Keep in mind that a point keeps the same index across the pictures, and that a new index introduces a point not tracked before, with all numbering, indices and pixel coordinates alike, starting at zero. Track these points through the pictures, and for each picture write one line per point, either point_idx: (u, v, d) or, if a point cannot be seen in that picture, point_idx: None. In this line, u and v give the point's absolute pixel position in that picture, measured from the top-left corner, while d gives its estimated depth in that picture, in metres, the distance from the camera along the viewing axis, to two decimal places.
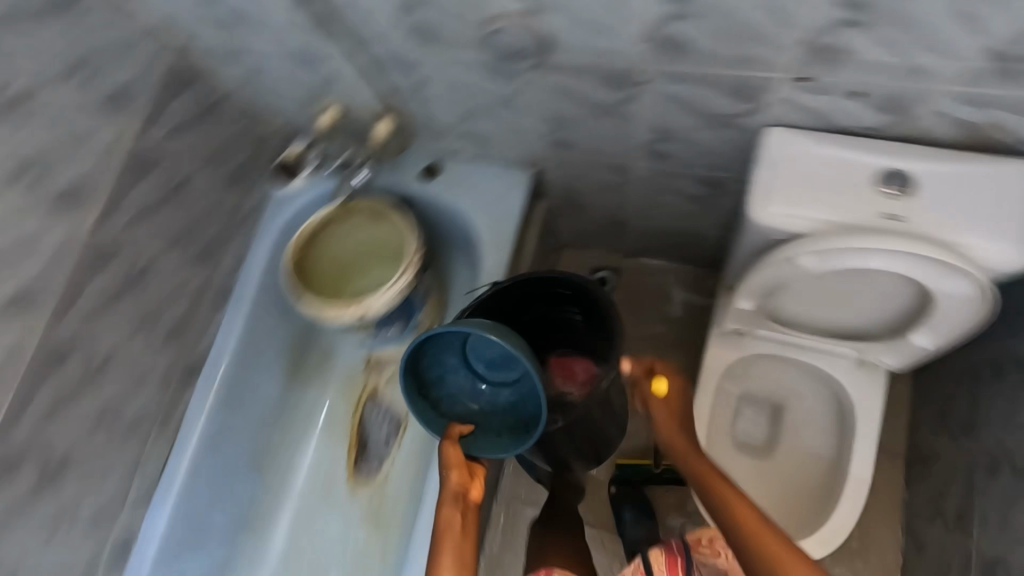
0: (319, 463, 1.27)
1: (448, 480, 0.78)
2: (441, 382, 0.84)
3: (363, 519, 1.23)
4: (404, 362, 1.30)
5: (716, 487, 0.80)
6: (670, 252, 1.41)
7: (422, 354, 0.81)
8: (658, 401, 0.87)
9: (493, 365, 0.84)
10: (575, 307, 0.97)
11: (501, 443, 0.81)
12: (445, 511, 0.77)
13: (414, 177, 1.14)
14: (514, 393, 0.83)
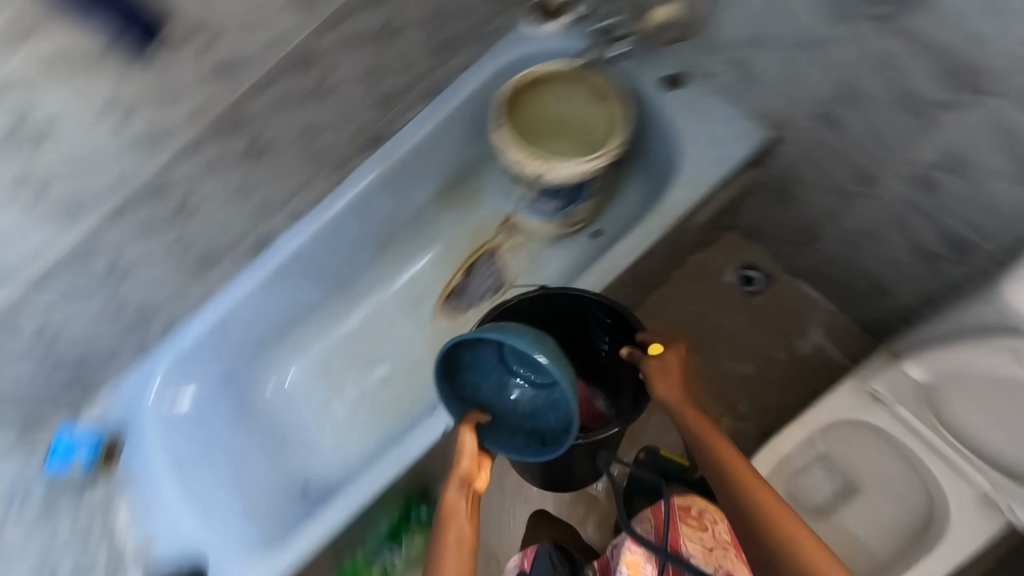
0: (421, 276, 1.40)
1: (460, 465, 0.83)
2: (476, 368, 0.94)
3: (430, 341, 1.36)
4: (534, 239, 1.36)
5: (710, 446, 0.86)
6: (838, 295, 1.31)
7: (464, 344, 0.91)
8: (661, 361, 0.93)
9: (527, 368, 0.94)
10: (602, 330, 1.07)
11: (514, 443, 0.91)
12: (449, 499, 0.82)
13: (652, 81, 1.11)
14: (540, 398, 0.94)
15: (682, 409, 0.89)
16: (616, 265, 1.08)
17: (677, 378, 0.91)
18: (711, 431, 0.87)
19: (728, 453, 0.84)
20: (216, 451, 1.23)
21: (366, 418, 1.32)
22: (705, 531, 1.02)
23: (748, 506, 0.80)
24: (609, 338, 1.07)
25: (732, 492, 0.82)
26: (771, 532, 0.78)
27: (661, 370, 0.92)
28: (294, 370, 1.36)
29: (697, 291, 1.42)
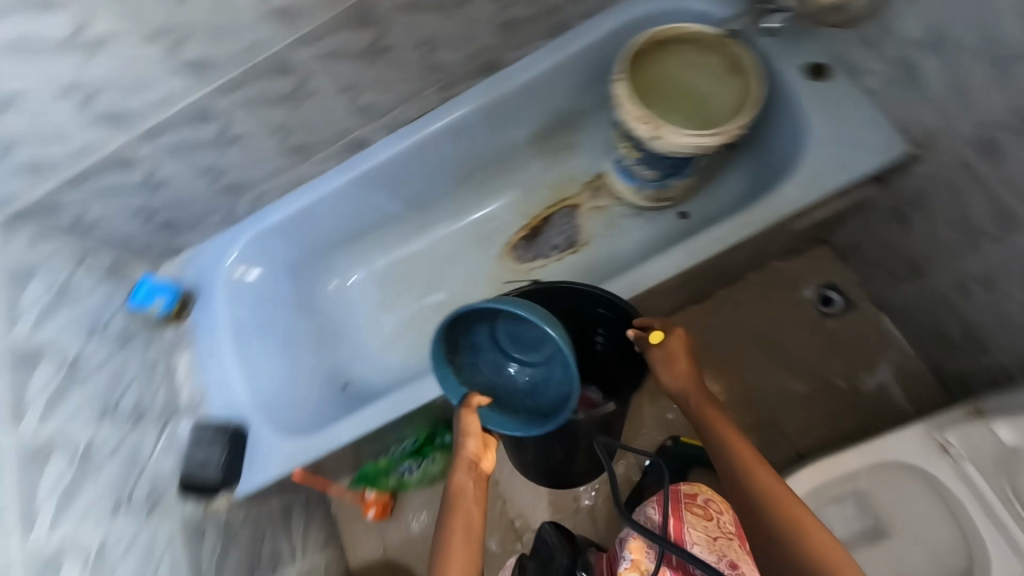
0: (496, 215, 1.41)
1: (466, 446, 0.82)
2: (473, 350, 0.92)
3: (490, 282, 1.37)
4: (616, 206, 1.34)
5: (708, 421, 0.90)
6: (921, 338, 1.23)
7: (457, 323, 0.89)
8: (660, 346, 0.98)
9: (521, 345, 0.92)
10: (602, 325, 1.10)
11: (517, 420, 0.88)
12: (458, 480, 0.81)
13: (796, 66, 1.03)
14: (536, 374, 0.93)
15: (687, 391, 0.94)
16: (705, 249, 1.03)
17: (682, 363, 0.96)
18: (712, 408, 0.91)
19: (727, 427, 0.88)
20: (274, 331, 1.28)
21: (412, 338, 1.36)
22: (711, 521, 0.97)
23: (739, 472, 0.82)
24: (609, 332, 1.10)
25: (725, 457, 0.84)
26: (761, 498, 0.78)
27: (666, 356, 0.97)
28: (355, 277, 1.42)
29: (770, 298, 1.36)
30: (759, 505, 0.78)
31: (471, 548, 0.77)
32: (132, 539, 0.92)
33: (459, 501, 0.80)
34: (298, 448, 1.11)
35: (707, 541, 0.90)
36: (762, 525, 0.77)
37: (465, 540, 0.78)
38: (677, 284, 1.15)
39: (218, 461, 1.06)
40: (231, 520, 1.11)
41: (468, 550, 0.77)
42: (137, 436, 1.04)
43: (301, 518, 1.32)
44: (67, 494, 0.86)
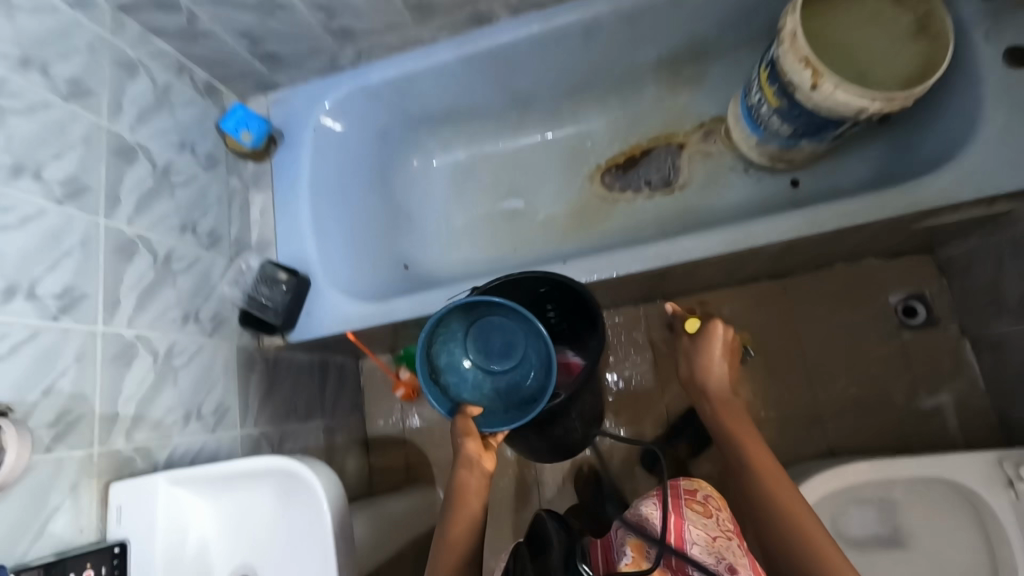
0: (595, 134, 1.34)
1: (466, 446, 0.81)
2: (453, 369, 0.89)
3: (571, 202, 1.32)
4: (723, 155, 1.26)
5: (730, 427, 0.85)
6: (998, 377, 1.16)
7: (434, 341, 0.88)
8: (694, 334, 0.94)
9: (493, 353, 0.91)
10: (550, 297, 1.00)
11: (505, 417, 0.87)
12: (459, 476, 0.81)
13: (995, 49, 0.90)
14: (514, 377, 0.90)
15: (713, 391, 0.89)
16: (823, 222, 0.95)
17: (721, 357, 0.90)
18: (737, 414, 0.87)
19: (750, 435, 0.83)
20: (350, 194, 1.25)
21: (479, 238, 1.34)
22: (709, 519, 0.74)
23: (753, 481, 0.77)
24: (564, 309, 1.00)
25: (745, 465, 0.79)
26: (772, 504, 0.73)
27: (697, 344, 0.92)
28: (435, 163, 1.40)
29: (850, 293, 1.31)
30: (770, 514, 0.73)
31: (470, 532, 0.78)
32: (195, 351, 0.95)
33: (459, 486, 0.80)
34: (357, 311, 1.11)
35: (709, 538, 0.70)
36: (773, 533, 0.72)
37: (465, 526, 0.78)
38: (774, 253, 1.09)
39: (278, 302, 1.08)
40: (277, 360, 1.15)
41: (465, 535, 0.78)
42: (210, 258, 1.04)
43: (335, 378, 1.37)
44: (145, 296, 0.87)
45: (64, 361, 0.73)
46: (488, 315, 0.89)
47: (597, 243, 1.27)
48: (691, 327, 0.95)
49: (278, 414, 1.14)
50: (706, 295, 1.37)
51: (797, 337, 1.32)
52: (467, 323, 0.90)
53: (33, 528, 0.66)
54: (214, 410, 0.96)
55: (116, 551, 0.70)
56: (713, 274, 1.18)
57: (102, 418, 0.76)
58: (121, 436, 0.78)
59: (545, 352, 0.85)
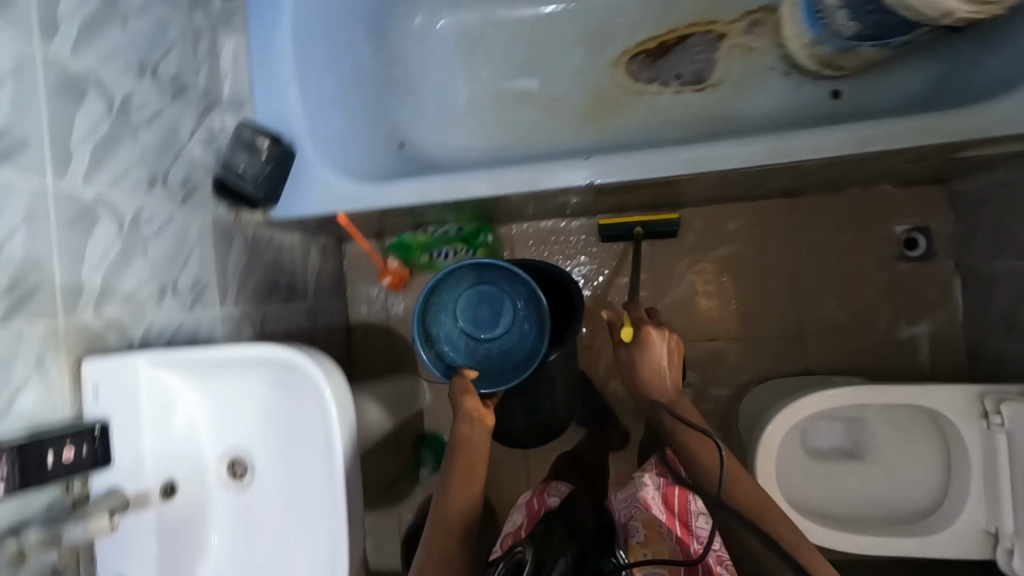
0: (627, 10, 1.17)
1: (465, 403, 0.81)
2: (445, 338, 0.92)
3: (590, 89, 1.18)
4: (765, 53, 1.13)
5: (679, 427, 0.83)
6: (978, 315, 1.19)
7: (429, 313, 0.91)
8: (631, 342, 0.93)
9: (484, 324, 0.93)
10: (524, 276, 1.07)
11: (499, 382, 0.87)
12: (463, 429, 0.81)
13: None
14: (504, 344, 0.91)
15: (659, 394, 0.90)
16: (871, 140, 0.88)
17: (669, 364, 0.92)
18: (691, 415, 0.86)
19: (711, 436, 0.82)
20: (340, 51, 1.08)
21: (483, 121, 1.20)
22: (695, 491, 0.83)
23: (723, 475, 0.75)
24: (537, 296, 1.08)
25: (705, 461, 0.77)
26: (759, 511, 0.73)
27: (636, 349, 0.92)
28: (439, 25, 1.21)
29: (859, 219, 1.28)
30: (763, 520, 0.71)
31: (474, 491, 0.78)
32: (165, 221, 0.84)
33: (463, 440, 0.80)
34: (348, 192, 1.00)
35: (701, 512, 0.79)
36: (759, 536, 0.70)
37: (463, 480, 0.77)
38: (803, 170, 1.02)
39: (257, 171, 0.96)
40: (256, 237, 1.05)
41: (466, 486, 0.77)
42: (178, 112, 0.88)
43: (316, 261, 1.27)
44: (102, 149, 0.74)
45: (12, 216, 0.62)
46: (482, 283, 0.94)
47: (614, 139, 1.16)
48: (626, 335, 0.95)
49: (258, 294, 1.06)
50: (714, 208, 1.32)
51: (797, 258, 1.30)
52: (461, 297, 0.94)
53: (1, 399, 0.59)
54: (191, 287, 0.88)
55: (97, 431, 0.65)
56: (733, 187, 1.11)
57: (64, 288, 0.67)
58: (89, 308, 0.70)
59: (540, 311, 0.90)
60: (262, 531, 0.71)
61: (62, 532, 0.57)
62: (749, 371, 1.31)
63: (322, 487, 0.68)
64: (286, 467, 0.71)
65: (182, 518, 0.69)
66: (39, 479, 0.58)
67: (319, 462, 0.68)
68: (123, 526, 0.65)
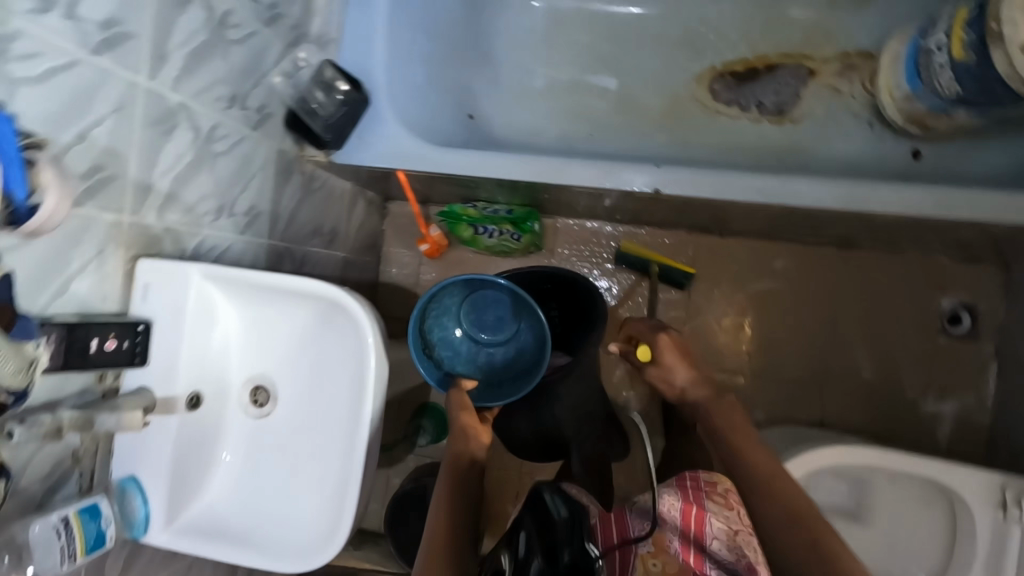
0: (723, 26, 1.16)
1: (461, 419, 0.82)
2: (445, 343, 0.93)
3: (667, 99, 1.17)
4: (853, 98, 1.11)
5: (736, 451, 0.79)
6: (1007, 404, 1.16)
7: (427, 318, 0.91)
8: (653, 360, 0.94)
9: (486, 328, 0.95)
10: (546, 282, 1.05)
11: (499, 391, 0.91)
12: (452, 452, 0.79)
13: None
14: (507, 351, 0.94)
15: (698, 401, 0.90)
16: (949, 206, 0.86)
17: (675, 361, 0.93)
18: (744, 434, 0.81)
19: (766, 462, 0.76)
20: (431, 10, 1.08)
21: (554, 109, 1.19)
22: (731, 511, 0.73)
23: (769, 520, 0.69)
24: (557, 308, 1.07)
25: (759, 494, 0.72)
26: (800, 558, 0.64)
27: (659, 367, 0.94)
28: (532, 5, 1.20)
29: (906, 284, 1.26)
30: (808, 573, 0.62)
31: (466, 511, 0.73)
32: (236, 141, 0.84)
33: (450, 458, 0.78)
34: (412, 150, 1.00)
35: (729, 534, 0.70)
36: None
37: (451, 500, 0.73)
38: (866, 224, 1.00)
39: (330, 114, 0.96)
40: (313, 176, 1.05)
41: (453, 503, 0.73)
42: (268, 37, 0.88)
43: (360, 212, 1.28)
44: (196, 58, 0.74)
45: (104, 104, 0.62)
46: (484, 290, 0.94)
47: (681, 153, 1.15)
48: (643, 354, 0.96)
49: (303, 232, 1.07)
50: (763, 243, 1.30)
51: (834, 310, 1.28)
52: (462, 303, 0.94)
53: (58, 282, 0.59)
54: (246, 211, 0.89)
55: (140, 329, 0.66)
56: (790, 226, 1.10)
57: (135, 185, 0.67)
58: (152, 210, 0.71)
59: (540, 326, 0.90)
60: (273, 461, 0.72)
61: (95, 419, 0.59)
62: (762, 413, 1.29)
63: (341, 430, 0.69)
64: (305, 407, 0.72)
65: (201, 431, 0.71)
66: (80, 363, 0.59)
67: (344, 406, 0.69)
68: (148, 426, 0.66)
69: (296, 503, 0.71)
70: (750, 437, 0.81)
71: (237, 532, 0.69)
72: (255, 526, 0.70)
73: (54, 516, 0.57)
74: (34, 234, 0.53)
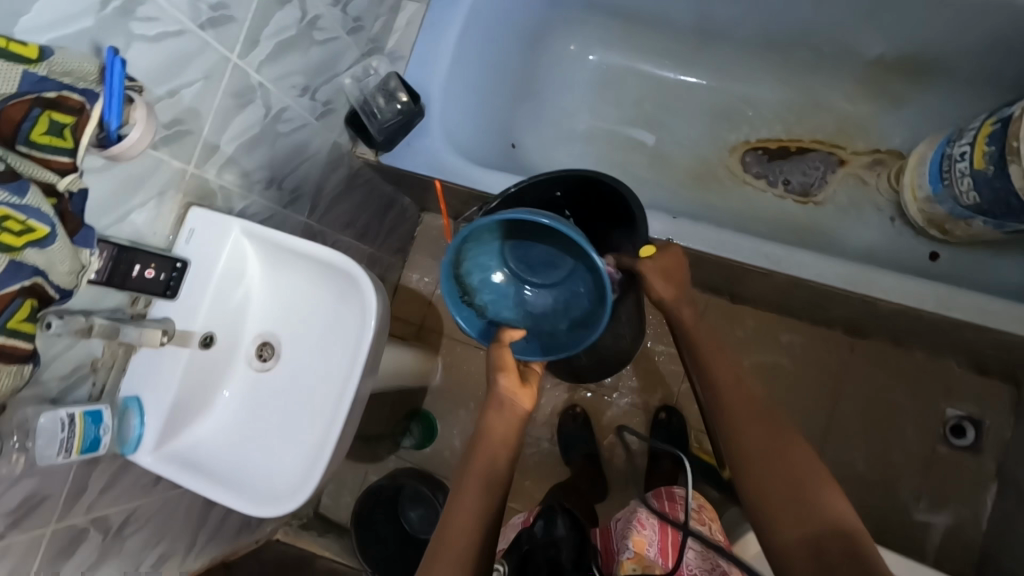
0: (763, 106, 1.23)
1: (500, 382, 0.78)
2: (486, 288, 0.87)
3: (699, 161, 1.23)
4: (878, 192, 1.15)
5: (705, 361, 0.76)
6: (1002, 526, 1.12)
7: (463, 262, 0.84)
8: (659, 266, 0.81)
9: (536, 270, 0.88)
10: (566, 209, 0.95)
11: (552, 340, 0.85)
12: (490, 419, 0.76)
13: None
14: (559, 294, 0.88)
15: (682, 316, 0.81)
16: (952, 305, 0.88)
17: (676, 280, 0.82)
18: (711, 345, 0.78)
19: (725, 371, 0.74)
20: (495, 48, 1.18)
21: (592, 153, 1.28)
22: (703, 526, 0.83)
23: (744, 435, 0.67)
24: (594, 220, 0.96)
25: (754, 437, 0.66)
26: (774, 473, 0.63)
27: (659, 276, 0.81)
28: (588, 57, 1.30)
29: (911, 384, 1.25)
30: (782, 486, 0.62)
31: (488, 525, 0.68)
32: (299, 126, 0.95)
33: (484, 446, 0.74)
34: (454, 165, 1.09)
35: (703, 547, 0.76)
36: (779, 514, 0.60)
37: (473, 502, 0.69)
38: (871, 312, 1.02)
39: (387, 119, 1.06)
40: (358, 172, 1.15)
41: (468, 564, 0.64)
42: (346, 44, 0.99)
43: (395, 215, 1.37)
44: (282, 48, 0.85)
45: (199, 70, 0.72)
46: (523, 230, 0.85)
47: (703, 214, 1.20)
48: (645, 253, 0.82)
49: (339, 220, 1.15)
50: (772, 316, 1.32)
51: (834, 396, 1.28)
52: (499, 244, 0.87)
53: (119, 210, 0.67)
54: (293, 189, 0.98)
55: (177, 267, 0.73)
56: (798, 302, 1.13)
57: (204, 145, 0.77)
58: (212, 168, 0.80)
59: (593, 269, 0.81)
60: (263, 409, 0.78)
61: (119, 330, 0.66)
62: None
63: (329, 394, 0.74)
64: (301, 366, 0.78)
65: (207, 369, 0.77)
66: (120, 283, 0.67)
67: (336, 372, 0.75)
68: (161, 355, 0.73)
69: (274, 454, 0.75)
70: (712, 345, 0.78)
71: (215, 469, 0.74)
72: (233, 469, 0.75)
73: (62, 412, 0.63)
74: (115, 157, 0.62)
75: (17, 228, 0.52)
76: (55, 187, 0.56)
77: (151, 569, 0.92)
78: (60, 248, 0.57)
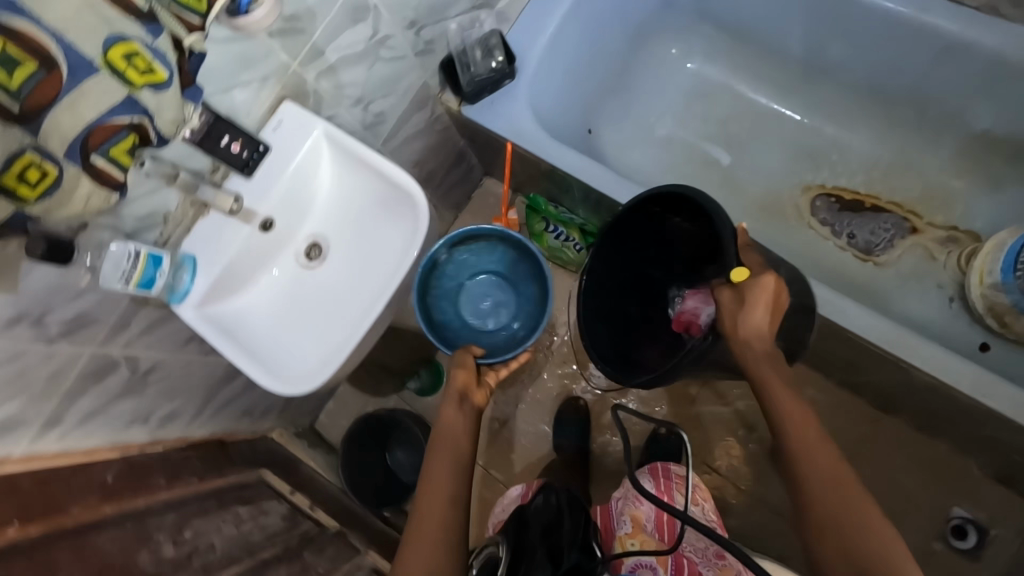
0: (848, 155, 1.20)
1: (456, 377, 0.88)
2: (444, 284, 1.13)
3: (770, 194, 1.22)
4: (943, 268, 1.11)
5: (773, 396, 0.67)
6: None
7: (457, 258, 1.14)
8: (750, 297, 0.69)
9: (476, 300, 1.16)
10: (671, 215, 0.82)
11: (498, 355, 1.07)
12: (450, 410, 0.83)
13: None
14: (469, 319, 1.15)
15: (753, 345, 0.69)
16: (990, 392, 0.85)
17: (764, 310, 0.69)
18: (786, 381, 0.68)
19: (796, 413, 0.66)
20: (600, 32, 1.20)
21: (666, 159, 1.28)
22: (698, 506, 0.90)
23: (817, 498, 0.60)
24: (694, 222, 0.79)
25: (829, 509, 0.59)
26: (845, 547, 0.57)
27: (737, 299, 0.71)
28: (687, 65, 1.30)
29: (923, 472, 1.21)
30: (847, 557, 0.56)
31: (450, 501, 0.70)
32: (399, 56, 0.99)
33: (449, 433, 0.79)
34: (531, 133, 1.11)
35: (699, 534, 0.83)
36: None
37: (445, 478, 0.72)
38: (901, 382, 0.99)
39: (479, 73, 1.10)
40: (438, 118, 1.19)
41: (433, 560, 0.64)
42: None
43: (460, 171, 1.41)
44: None
45: None
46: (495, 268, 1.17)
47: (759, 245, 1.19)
48: (735, 276, 0.71)
49: (410, 158, 1.20)
50: (800, 367, 1.29)
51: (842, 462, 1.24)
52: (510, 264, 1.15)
53: (226, 82, 0.73)
54: (377, 114, 1.03)
55: (260, 149, 0.78)
56: (831, 356, 1.10)
57: (313, 47, 0.82)
58: (313, 72, 0.85)
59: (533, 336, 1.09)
60: (298, 299, 0.83)
61: (198, 188, 0.74)
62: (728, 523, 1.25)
63: (362, 302, 0.80)
64: (342, 271, 0.83)
65: (258, 249, 0.82)
66: (209, 148, 0.73)
67: (374, 283, 0.81)
68: (224, 226, 0.79)
69: (295, 343, 0.82)
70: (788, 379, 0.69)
71: (242, 339, 0.80)
72: (259, 343, 0.81)
73: (132, 246, 0.70)
74: (239, 30, 0.68)
75: (143, 67, 0.58)
76: (182, 42, 0.62)
77: (161, 420, 0.99)
78: (171, 97, 0.62)
